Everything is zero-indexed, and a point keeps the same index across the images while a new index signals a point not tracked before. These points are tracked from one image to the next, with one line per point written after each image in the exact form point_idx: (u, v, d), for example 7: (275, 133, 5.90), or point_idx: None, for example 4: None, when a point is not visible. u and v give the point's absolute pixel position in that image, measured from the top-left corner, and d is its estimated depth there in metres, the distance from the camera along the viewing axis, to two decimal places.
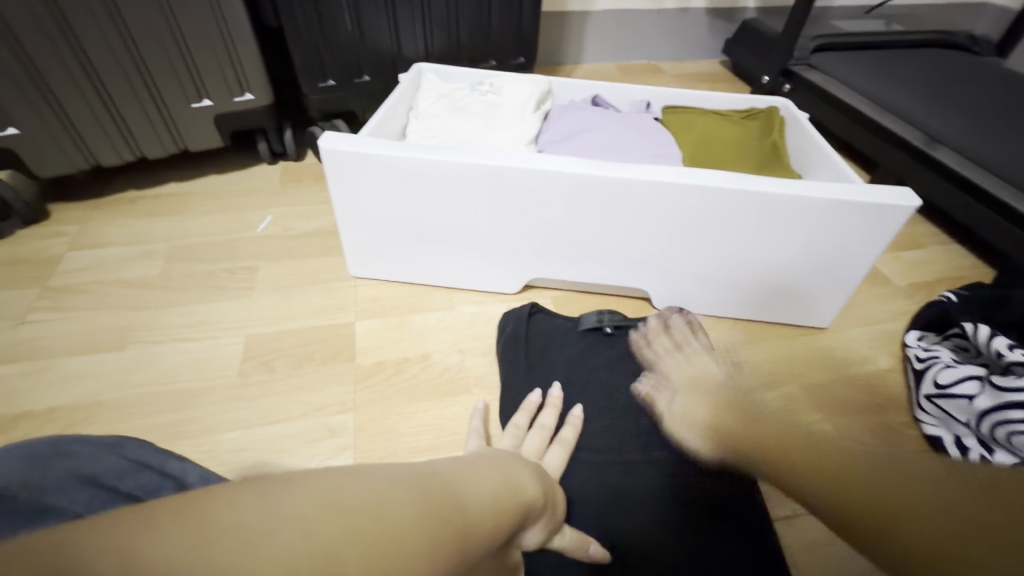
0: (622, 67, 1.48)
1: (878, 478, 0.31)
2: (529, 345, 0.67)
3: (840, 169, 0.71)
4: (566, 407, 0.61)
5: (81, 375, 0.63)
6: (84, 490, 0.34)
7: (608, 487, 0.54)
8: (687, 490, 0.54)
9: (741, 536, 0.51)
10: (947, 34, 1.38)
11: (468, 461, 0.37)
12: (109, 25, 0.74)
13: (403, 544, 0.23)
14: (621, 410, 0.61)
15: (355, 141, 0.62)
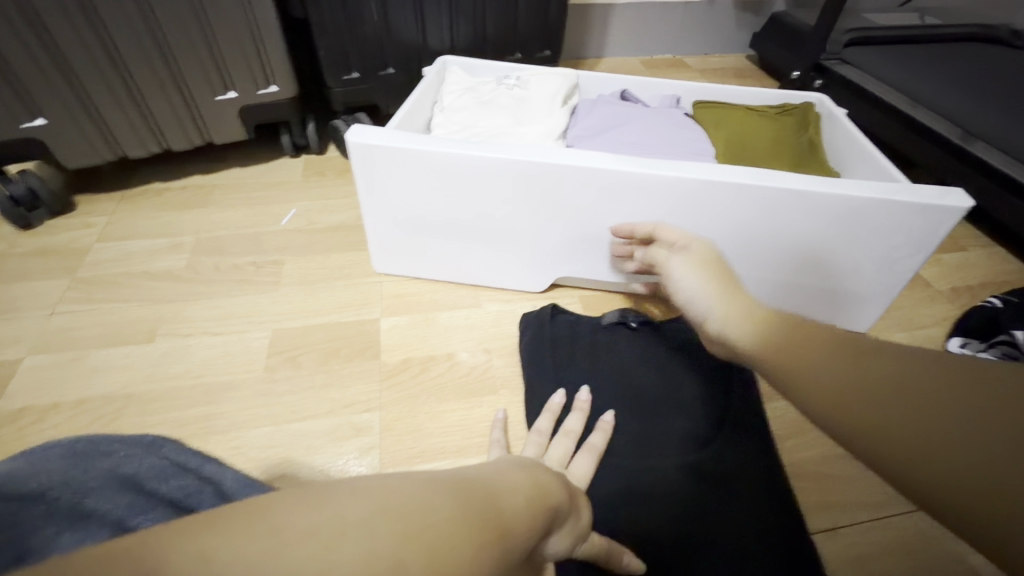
0: (647, 60, 1.45)
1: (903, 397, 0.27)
2: (552, 346, 0.65)
3: (882, 168, 0.68)
4: (595, 413, 0.59)
5: (112, 367, 0.63)
6: (122, 488, 0.33)
7: (641, 492, 0.53)
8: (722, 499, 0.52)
9: (777, 546, 0.49)
10: (987, 28, 1.33)
11: (495, 464, 0.35)
12: (138, 17, 0.74)
13: (450, 550, 0.22)
14: (649, 411, 0.59)
15: (385, 134, 0.61)
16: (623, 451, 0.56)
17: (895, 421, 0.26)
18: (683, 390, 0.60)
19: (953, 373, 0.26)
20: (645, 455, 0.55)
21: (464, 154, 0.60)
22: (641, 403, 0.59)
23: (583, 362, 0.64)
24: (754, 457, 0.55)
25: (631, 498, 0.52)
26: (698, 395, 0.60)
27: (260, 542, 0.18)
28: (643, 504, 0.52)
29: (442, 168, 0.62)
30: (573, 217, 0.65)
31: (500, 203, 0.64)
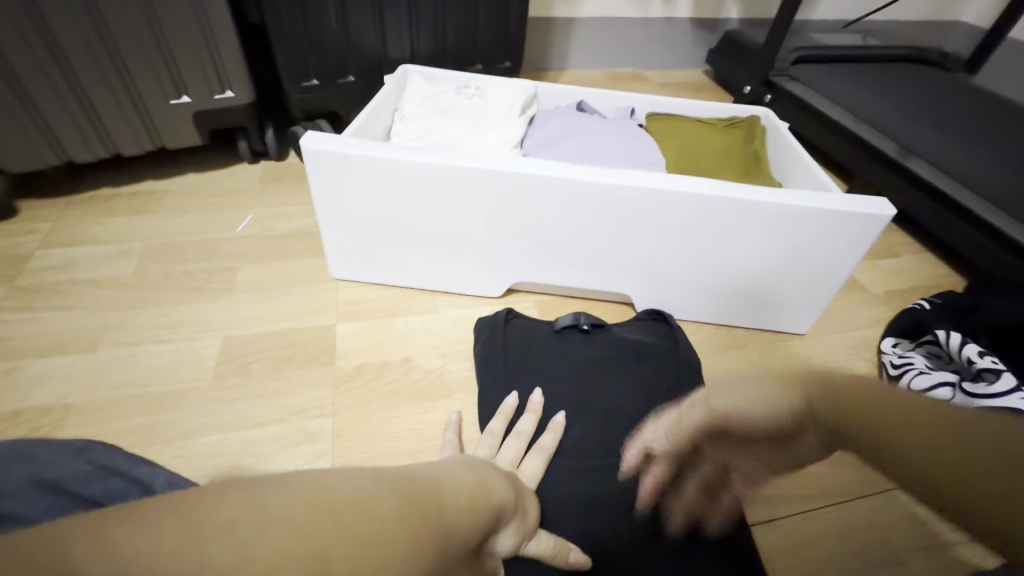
0: (608, 73, 1.50)
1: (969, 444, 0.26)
2: (505, 356, 0.65)
3: (818, 180, 0.72)
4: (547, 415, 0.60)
5: (51, 377, 0.61)
6: (46, 494, 0.32)
7: (588, 494, 0.53)
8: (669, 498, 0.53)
9: (721, 543, 0.50)
10: (921, 50, 1.43)
11: (441, 463, 0.36)
12: (86, 23, 0.72)
13: (383, 547, 0.22)
14: (597, 412, 0.60)
15: (339, 141, 0.62)
16: (573, 455, 0.56)
17: (911, 451, 0.28)
18: (633, 392, 0.61)
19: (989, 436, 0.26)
20: (595, 459, 0.56)
21: (419, 161, 0.61)
22: (591, 407, 0.60)
23: (536, 369, 0.64)
24: None
25: (582, 501, 0.52)
26: (644, 396, 0.61)
27: (187, 539, 0.19)
28: (593, 508, 0.52)
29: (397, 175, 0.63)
30: (527, 224, 0.66)
31: (455, 209, 0.65)
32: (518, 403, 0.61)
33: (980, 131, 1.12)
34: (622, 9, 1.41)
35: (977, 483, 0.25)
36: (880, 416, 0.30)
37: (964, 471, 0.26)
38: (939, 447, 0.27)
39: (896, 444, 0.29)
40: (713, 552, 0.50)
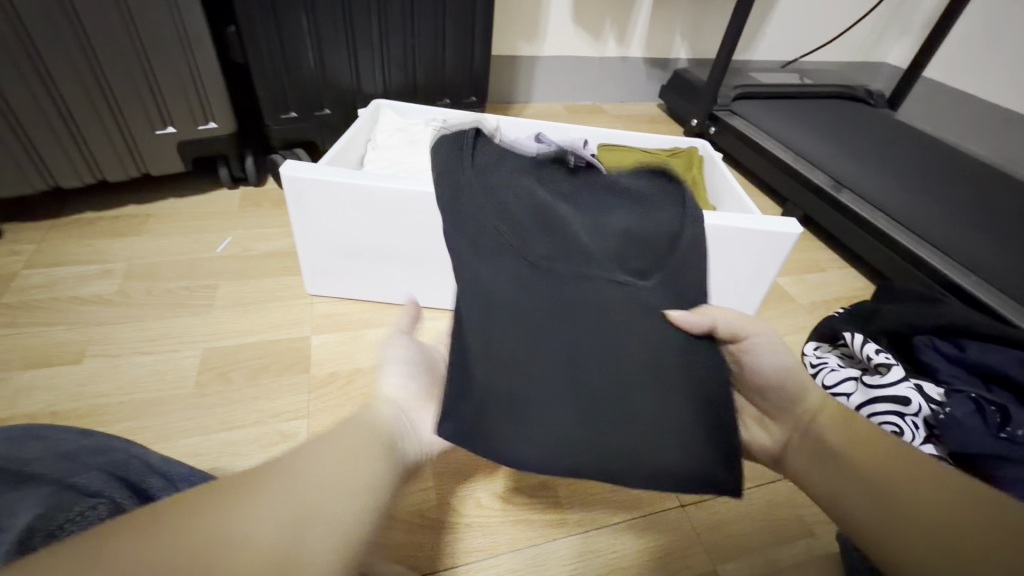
0: (569, 106, 1.61)
1: (933, 507, 0.37)
2: (455, 202, 0.48)
3: (743, 204, 0.82)
4: (513, 249, 0.46)
5: (37, 387, 0.65)
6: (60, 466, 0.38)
7: (561, 358, 0.42)
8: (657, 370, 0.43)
9: (691, 402, 0.42)
10: (848, 88, 1.59)
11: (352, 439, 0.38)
12: (80, 59, 0.79)
13: (251, 564, 0.25)
14: (581, 259, 0.46)
15: (316, 169, 0.68)
16: (517, 282, 0.45)
17: (888, 501, 0.39)
18: (618, 240, 0.48)
19: (962, 499, 0.36)
20: (559, 301, 0.44)
21: (383, 186, 0.68)
22: (572, 238, 0.47)
23: (493, 224, 0.47)
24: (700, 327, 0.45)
25: (520, 332, 0.43)
26: (632, 238, 0.48)
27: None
28: (532, 339, 0.43)
29: (363, 198, 0.69)
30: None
31: (420, 229, 0.72)
32: (465, 254, 0.46)
33: (896, 161, 1.26)
34: (580, 49, 1.54)
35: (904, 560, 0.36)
36: (877, 474, 0.41)
37: (939, 527, 0.35)
38: (950, 527, 0.35)
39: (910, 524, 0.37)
40: (682, 411, 0.42)
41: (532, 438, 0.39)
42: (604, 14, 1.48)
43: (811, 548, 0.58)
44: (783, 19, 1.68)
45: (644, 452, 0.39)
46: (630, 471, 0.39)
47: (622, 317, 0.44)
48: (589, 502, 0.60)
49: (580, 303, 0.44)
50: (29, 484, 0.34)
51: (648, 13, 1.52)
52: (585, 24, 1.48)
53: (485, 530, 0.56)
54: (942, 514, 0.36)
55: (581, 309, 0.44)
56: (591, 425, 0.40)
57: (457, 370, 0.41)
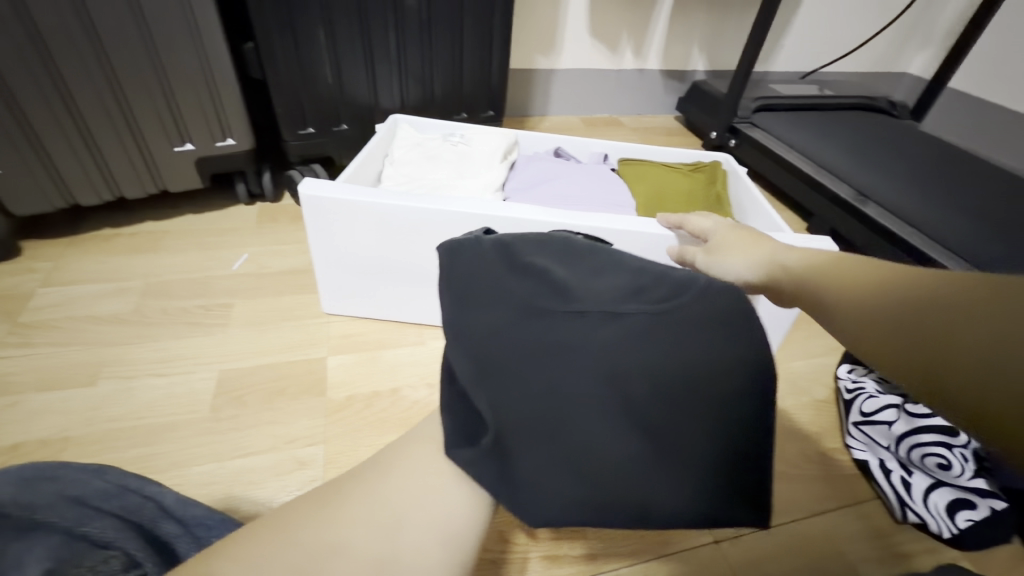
0: (585, 119, 1.59)
1: (930, 315, 0.29)
2: (453, 249, 0.47)
3: (772, 221, 0.79)
4: (505, 298, 0.44)
5: (51, 410, 0.63)
6: (73, 508, 0.36)
7: (554, 411, 0.40)
8: (664, 423, 0.39)
9: (707, 436, 0.39)
10: (871, 99, 1.56)
11: (411, 462, 0.41)
12: (100, 78, 0.79)
13: None
14: (578, 297, 0.43)
15: (334, 187, 0.67)
16: (508, 331, 0.42)
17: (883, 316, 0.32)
18: (629, 282, 0.44)
19: (960, 287, 0.28)
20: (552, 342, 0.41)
21: (403, 204, 0.66)
22: (566, 289, 0.44)
23: (490, 269, 0.45)
24: (726, 356, 0.39)
25: (521, 369, 0.41)
26: (633, 288, 0.43)
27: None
28: (534, 375, 0.40)
29: (382, 217, 0.68)
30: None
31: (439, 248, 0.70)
32: (456, 304, 0.44)
33: (926, 175, 1.22)
34: (597, 62, 1.52)
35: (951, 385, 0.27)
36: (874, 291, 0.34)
37: (933, 345, 0.28)
38: (947, 332, 0.27)
39: (903, 353, 0.29)
40: (697, 444, 0.39)
41: (536, 465, 0.39)
42: (621, 27, 1.47)
43: None
44: (803, 29, 1.66)
45: (648, 486, 0.39)
46: (634, 508, 0.39)
47: (624, 356, 0.40)
48: (617, 537, 0.57)
49: (576, 353, 0.41)
50: (39, 532, 0.34)
51: (665, 25, 1.51)
52: (601, 37, 1.47)
53: (509, 568, 0.53)
54: (937, 324, 0.28)
55: (575, 355, 0.41)
56: (597, 456, 0.39)
57: (459, 415, 0.41)
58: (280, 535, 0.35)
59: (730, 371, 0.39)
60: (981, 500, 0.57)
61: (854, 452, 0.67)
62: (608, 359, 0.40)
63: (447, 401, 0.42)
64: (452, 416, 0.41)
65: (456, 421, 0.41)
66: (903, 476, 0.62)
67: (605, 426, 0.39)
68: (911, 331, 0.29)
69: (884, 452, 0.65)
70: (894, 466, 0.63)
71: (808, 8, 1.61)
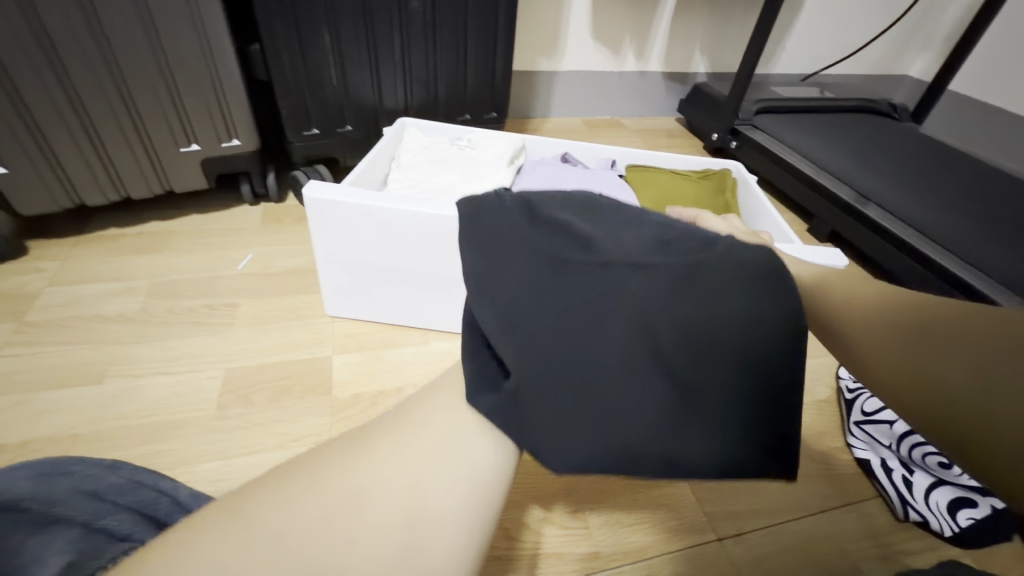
0: (587, 121, 1.60)
1: (933, 342, 0.32)
2: (472, 200, 0.43)
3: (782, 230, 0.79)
4: (534, 237, 0.39)
5: (59, 408, 0.64)
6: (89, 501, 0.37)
7: (589, 360, 0.35)
8: (707, 372, 0.36)
9: (750, 389, 0.36)
10: (871, 101, 1.57)
11: (431, 412, 0.36)
12: (107, 78, 0.79)
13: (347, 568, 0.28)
14: (611, 240, 0.40)
15: (340, 191, 0.68)
16: (537, 272, 0.38)
17: (884, 331, 0.35)
18: (662, 230, 0.41)
19: (967, 322, 0.31)
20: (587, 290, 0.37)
21: (410, 208, 0.67)
22: (598, 232, 0.40)
23: (512, 210, 0.42)
24: (771, 300, 0.37)
25: (552, 313, 0.36)
26: (671, 237, 0.41)
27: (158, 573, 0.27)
28: (567, 319, 0.36)
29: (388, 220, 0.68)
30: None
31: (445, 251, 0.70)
32: (475, 246, 0.40)
33: (926, 176, 1.23)
34: (599, 64, 1.53)
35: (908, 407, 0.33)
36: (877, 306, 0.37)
37: (927, 368, 0.31)
38: (945, 361, 0.31)
39: (895, 368, 0.33)
40: (741, 399, 0.36)
41: (567, 418, 0.35)
42: (623, 30, 1.48)
43: None
44: (804, 32, 1.67)
45: (687, 444, 0.35)
46: (670, 464, 0.36)
47: (666, 300, 0.36)
48: (622, 535, 0.57)
49: (615, 303, 0.36)
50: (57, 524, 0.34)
51: (667, 28, 1.52)
52: (603, 39, 1.48)
53: (514, 564, 0.54)
54: (938, 352, 0.31)
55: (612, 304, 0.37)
56: (634, 413, 0.35)
57: (480, 369, 0.37)
58: (293, 482, 0.31)
59: (778, 318, 0.36)
60: (983, 499, 0.57)
61: (856, 451, 0.68)
62: (650, 311, 0.36)
63: (469, 356, 0.38)
64: (474, 366, 0.37)
65: (478, 376, 0.37)
66: (904, 475, 0.63)
67: (644, 380, 0.35)
68: (909, 351, 0.33)
69: (886, 451, 0.66)
70: (895, 465, 0.64)
71: (808, 11, 1.62)
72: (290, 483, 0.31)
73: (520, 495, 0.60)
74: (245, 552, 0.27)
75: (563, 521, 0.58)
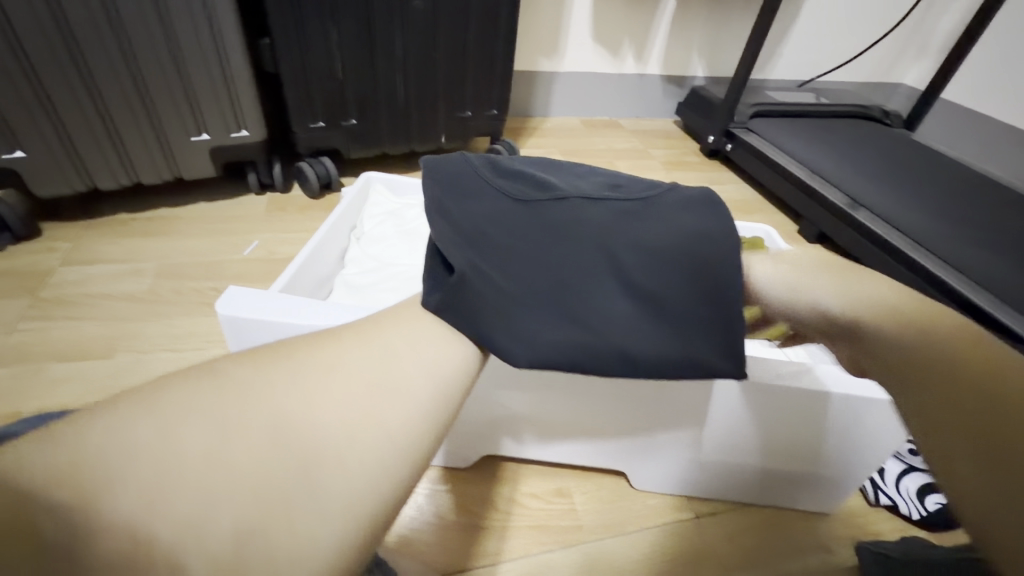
0: (586, 120, 1.63)
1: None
2: (437, 160, 0.46)
3: None
4: (495, 183, 0.44)
5: (73, 379, 0.67)
6: None
7: (549, 270, 0.38)
8: (665, 282, 0.38)
9: (716, 300, 0.39)
10: (864, 108, 1.60)
11: (402, 326, 0.35)
12: (122, 64, 0.82)
13: (291, 451, 0.25)
14: (565, 187, 0.44)
15: (260, 301, 0.53)
16: (496, 209, 0.41)
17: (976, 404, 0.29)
18: (604, 182, 0.47)
19: None
20: (545, 215, 0.41)
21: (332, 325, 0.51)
22: (552, 182, 0.44)
23: (474, 168, 0.45)
24: (717, 224, 0.40)
25: (515, 239, 0.40)
26: (618, 186, 0.46)
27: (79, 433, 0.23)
28: (531, 244, 0.39)
29: None
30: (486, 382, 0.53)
31: None
32: (443, 190, 0.43)
33: (917, 183, 1.26)
34: (598, 65, 1.56)
35: (994, 454, 0.28)
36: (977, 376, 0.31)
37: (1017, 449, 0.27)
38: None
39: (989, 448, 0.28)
40: (712, 306, 0.39)
41: (533, 324, 0.37)
42: (623, 31, 1.51)
43: (827, 564, 0.58)
44: (800, 40, 1.71)
45: (656, 347, 0.38)
46: (638, 361, 0.38)
47: (617, 228, 0.40)
48: (605, 511, 0.61)
49: (567, 225, 0.40)
50: None
51: (666, 31, 1.55)
52: (603, 40, 1.51)
53: (503, 533, 0.57)
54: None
55: (572, 220, 0.41)
56: (598, 313, 0.38)
57: (431, 269, 0.38)
58: (249, 368, 0.28)
59: (725, 230, 0.40)
60: None
61: None
62: (607, 228, 0.40)
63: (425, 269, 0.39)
64: (428, 274, 0.38)
65: (430, 278, 0.38)
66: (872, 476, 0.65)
67: (607, 288, 0.38)
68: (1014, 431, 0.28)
69: None
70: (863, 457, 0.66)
71: (805, 19, 1.66)
72: (238, 370, 0.28)
73: (510, 473, 0.64)
74: (212, 396, 0.26)
75: (549, 497, 0.61)
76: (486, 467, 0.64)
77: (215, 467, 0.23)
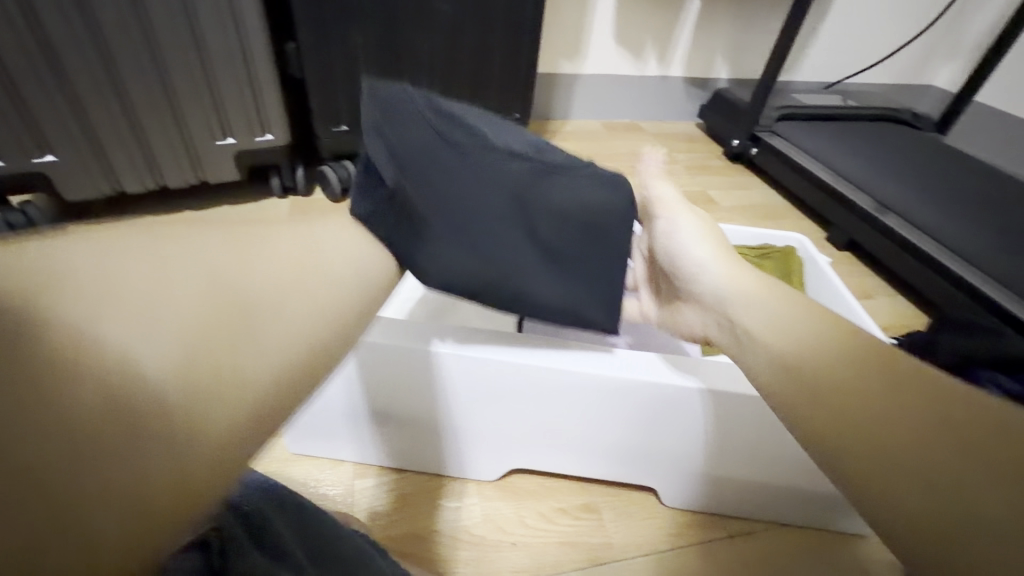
0: (606, 123, 1.61)
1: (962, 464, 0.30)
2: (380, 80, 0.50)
3: None
4: (430, 116, 0.49)
5: None
6: None
7: (464, 210, 0.46)
8: (554, 237, 0.49)
9: (593, 254, 0.50)
10: (894, 112, 1.56)
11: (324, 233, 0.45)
12: (151, 69, 0.83)
13: (227, 292, 0.35)
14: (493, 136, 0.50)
15: None
16: (427, 144, 0.47)
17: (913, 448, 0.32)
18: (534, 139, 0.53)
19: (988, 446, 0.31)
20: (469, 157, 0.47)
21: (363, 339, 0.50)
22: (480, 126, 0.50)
23: (414, 98, 0.49)
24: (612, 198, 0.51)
25: (439, 177, 0.46)
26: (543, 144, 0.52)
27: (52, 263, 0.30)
28: (452, 182, 0.46)
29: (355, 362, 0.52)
30: (473, 386, 0.53)
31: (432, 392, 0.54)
32: (384, 113, 0.47)
33: (952, 189, 1.22)
34: (620, 67, 1.54)
35: (907, 488, 0.31)
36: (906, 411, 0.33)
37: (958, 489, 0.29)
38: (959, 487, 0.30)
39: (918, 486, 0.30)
40: (587, 261, 0.50)
41: (443, 249, 0.45)
42: (646, 34, 1.49)
43: None
44: (826, 41, 1.67)
45: (540, 286, 0.48)
46: (524, 295, 0.48)
47: (526, 183, 0.48)
48: (634, 529, 0.59)
49: (488, 171, 0.47)
50: None
51: (689, 33, 1.53)
52: (626, 43, 1.50)
53: (529, 548, 0.56)
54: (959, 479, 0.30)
55: (492, 166, 0.48)
56: (498, 249, 0.47)
57: (366, 188, 0.46)
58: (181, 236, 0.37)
59: (613, 196, 0.51)
60: None
61: None
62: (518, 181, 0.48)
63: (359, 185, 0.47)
64: (364, 197, 0.46)
65: (365, 195, 0.46)
66: None
67: (509, 229, 0.47)
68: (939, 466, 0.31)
69: None
70: None
71: (832, 20, 1.63)
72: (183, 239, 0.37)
73: (537, 487, 0.62)
74: (146, 250, 0.34)
75: (576, 512, 0.60)
76: (511, 480, 0.63)
77: (166, 300, 0.32)
